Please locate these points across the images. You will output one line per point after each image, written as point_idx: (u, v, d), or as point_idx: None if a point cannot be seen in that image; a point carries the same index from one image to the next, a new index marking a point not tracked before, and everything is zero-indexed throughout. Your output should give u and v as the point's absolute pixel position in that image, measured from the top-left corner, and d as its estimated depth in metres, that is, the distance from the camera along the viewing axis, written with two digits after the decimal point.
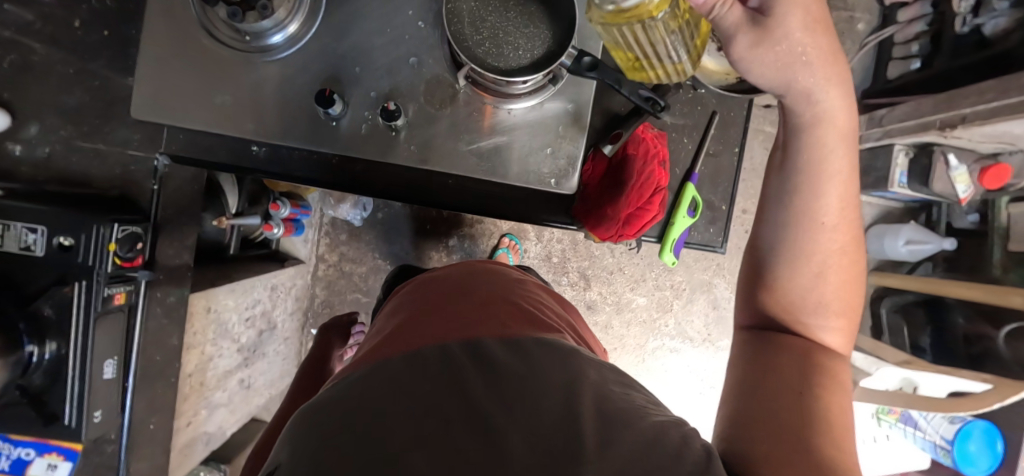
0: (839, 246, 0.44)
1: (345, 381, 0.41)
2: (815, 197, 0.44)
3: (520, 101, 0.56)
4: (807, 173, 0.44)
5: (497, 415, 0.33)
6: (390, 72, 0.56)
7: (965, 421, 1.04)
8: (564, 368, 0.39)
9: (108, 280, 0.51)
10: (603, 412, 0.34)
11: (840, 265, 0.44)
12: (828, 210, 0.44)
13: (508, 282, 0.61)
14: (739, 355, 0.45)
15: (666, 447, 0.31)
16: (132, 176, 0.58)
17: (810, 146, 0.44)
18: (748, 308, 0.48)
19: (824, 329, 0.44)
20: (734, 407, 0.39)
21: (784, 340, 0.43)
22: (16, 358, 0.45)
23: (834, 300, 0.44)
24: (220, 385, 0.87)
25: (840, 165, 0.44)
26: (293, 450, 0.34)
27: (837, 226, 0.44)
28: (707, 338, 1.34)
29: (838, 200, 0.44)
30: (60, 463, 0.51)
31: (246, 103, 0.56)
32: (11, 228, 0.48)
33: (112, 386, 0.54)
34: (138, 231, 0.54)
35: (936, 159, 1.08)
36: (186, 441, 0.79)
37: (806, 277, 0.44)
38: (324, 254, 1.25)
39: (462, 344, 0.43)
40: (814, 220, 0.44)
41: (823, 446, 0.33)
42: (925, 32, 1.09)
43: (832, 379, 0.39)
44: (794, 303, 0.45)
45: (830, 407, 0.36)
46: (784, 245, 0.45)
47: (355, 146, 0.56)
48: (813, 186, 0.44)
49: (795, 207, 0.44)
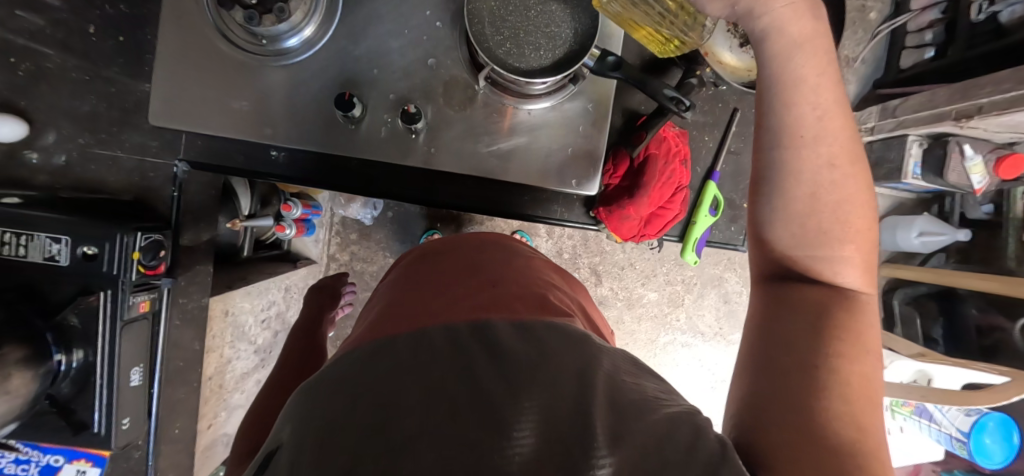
0: (828, 159, 0.38)
1: (350, 358, 0.41)
2: (788, 110, 0.38)
3: (541, 102, 0.56)
4: (777, 86, 0.38)
5: (504, 397, 0.31)
6: (408, 74, 0.56)
7: (982, 414, 1.07)
8: (576, 353, 0.37)
9: (133, 288, 0.51)
10: (617, 404, 0.32)
11: (835, 179, 0.38)
12: (806, 122, 0.38)
13: (514, 259, 0.59)
14: (751, 317, 0.41)
15: (676, 444, 0.29)
16: (150, 182, 0.59)
17: (773, 57, 0.38)
18: (759, 257, 0.43)
19: (835, 262, 0.39)
20: (746, 383, 0.36)
21: (795, 295, 0.38)
22: (45, 368, 0.46)
23: (840, 227, 0.39)
24: (238, 387, 0.88)
25: (812, 67, 0.37)
26: (298, 428, 0.34)
27: (821, 136, 0.38)
28: (718, 332, 1.34)
29: (814, 107, 0.38)
30: (90, 467, 0.54)
31: (263, 107, 0.55)
32: (35, 238, 0.48)
33: (140, 393, 0.54)
34: (160, 237, 0.54)
35: (952, 149, 1.06)
36: (208, 443, 0.80)
37: (800, 201, 0.39)
38: (335, 253, 1.25)
39: (470, 324, 0.41)
40: (793, 135, 0.38)
41: (837, 434, 0.31)
42: (939, 20, 1.04)
43: (852, 338, 0.35)
44: (793, 242, 0.40)
45: (847, 383, 0.33)
46: (772, 172, 0.40)
47: (374, 148, 0.56)
48: (781, 99, 0.38)
49: (769, 128, 0.39)
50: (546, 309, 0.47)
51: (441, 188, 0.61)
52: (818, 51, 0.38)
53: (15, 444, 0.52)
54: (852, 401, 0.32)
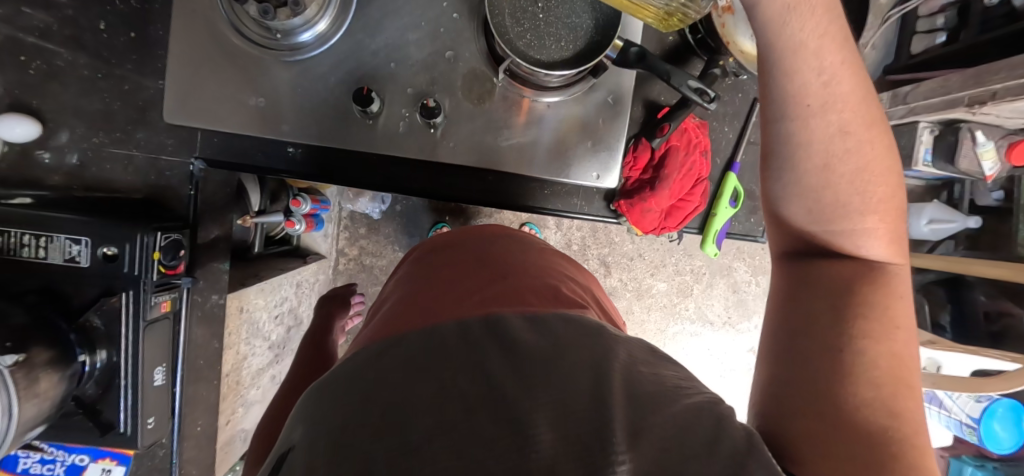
0: (840, 127, 0.37)
1: (363, 355, 0.40)
2: (790, 80, 0.36)
3: (560, 95, 0.55)
4: (776, 55, 0.36)
5: (519, 397, 0.30)
6: (425, 68, 0.55)
7: (992, 400, 1.08)
8: (591, 346, 0.36)
9: (155, 288, 0.50)
10: (635, 395, 0.31)
11: (848, 147, 0.37)
12: (810, 89, 0.36)
13: (525, 251, 0.58)
14: (772, 299, 0.40)
15: (699, 435, 0.29)
16: (167, 181, 0.58)
17: (769, 23, 0.35)
18: (777, 235, 0.42)
19: (857, 235, 0.38)
20: (767, 371, 0.36)
21: (812, 274, 0.37)
22: (72, 370, 0.46)
23: (859, 198, 0.37)
24: (254, 382, 0.89)
25: (811, 30, 0.35)
26: (310, 427, 0.34)
27: (829, 104, 0.36)
28: (727, 321, 1.35)
29: (818, 72, 0.36)
30: (114, 466, 0.54)
31: (279, 104, 0.54)
32: (55, 239, 0.47)
33: (162, 392, 0.54)
34: (179, 237, 0.54)
35: (963, 136, 1.06)
36: (226, 439, 0.81)
37: (813, 173, 0.37)
38: (344, 248, 1.24)
39: (482, 320, 0.40)
40: (799, 106, 0.37)
41: (865, 421, 0.31)
42: (952, 4, 1.03)
43: (879, 320, 0.34)
44: (809, 217, 0.39)
45: (872, 368, 0.33)
46: (780, 145, 0.38)
47: (392, 144, 0.55)
48: (783, 67, 0.36)
49: (773, 101, 0.38)
50: (557, 302, 0.46)
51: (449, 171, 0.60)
52: (817, 11, 0.35)
53: (40, 444, 0.52)
54: (881, 385, 0.32)
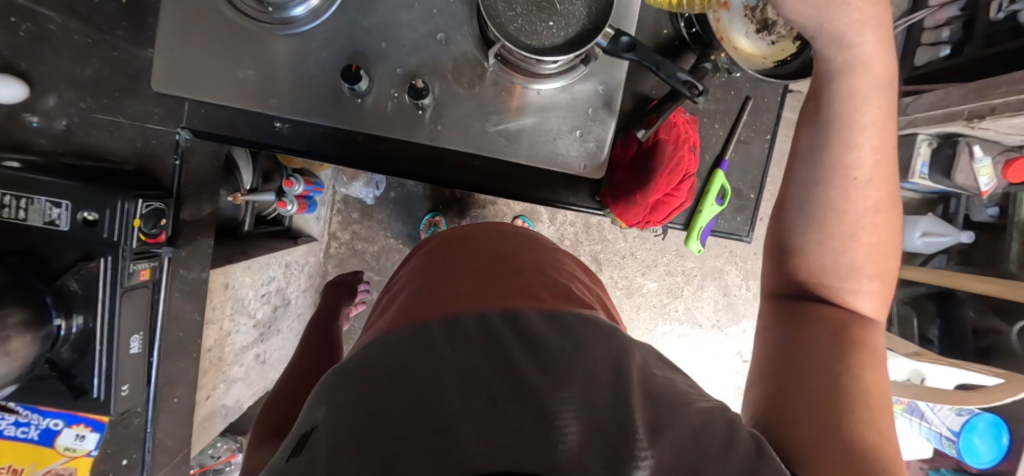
0: (874, 204, 0.39)
1: (381, 343, 0.41)
2: (846, 150, 0.38)
3: (552, 83, 0.55)
4: (836, 125, 0.38)
5: (543, 388, 0.31)
6: (417, 49, 0.54)
7: (973, 413, 1.09)
8: (607, 345, 0.37)
9: (134, 256, 0.50)
10: (652, 396, 0.32)
11: (876, 222, 0.39)
12: (863, 164, 0.38)
13: (537, 248, 0.58)
14: (764, 332, 0.41)
15: (713, 435, 0.29)
16: (153, 150, 0.57)
17: (841, 96, 0.37)
18: (779, 275, 0.44)
19: (857, 293, 0.39)
20: (765, 381, 0.36)
21: (815, 314, 0.38)
22: (45, 332, 0.46)
23: (873, 264, 0.39)
24: (237, 360, 0.89)
25: (880, 112, 0.37)
26: (334, 408, 0.34)
27: (872, 181, 0.38)
28: (716, 324, 1.35)
29: (874, 151, 0.38)
30: (88, 433, 0.54)
31: (266, 78, 0.54)
32: (35, 201, 0.47)
33: (139, 360, 0.54)
34: (162, 206, 0.53)
35: (961, 150, 1.05)
36: (206, 414, 0.81)
37: (838, 239, 0.39)
38: (336, 231, 1.24)
39: (502, 312, 0.41)
40: (846, 177, 0.38)
41: (868, 447, 0.30)
42: (958, 18, 1.02)
43: (869, 355, 0.35)
44: (822, 270, 0.40)
45: (868, 392, 0.33)
46: (812, 206, 0.40)
47: (381, 124, 0.55)
48: (842, 139, 0.38)
49: (820, 166, 0.39)
50: (570, 300, 0.46)
51: (447, 157, 0.60)
52: (887, 97, 0.37)
53: (15, 407, 0.53)
54: (873, 408, 0.32)
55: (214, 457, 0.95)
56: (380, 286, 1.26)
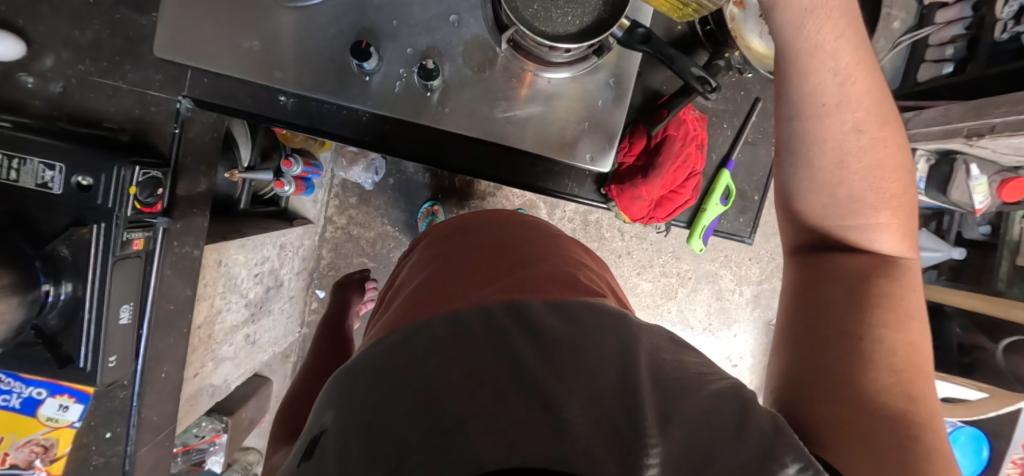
0: (853, 127, 0.37)
1: (385, 343, 0.40)
2: (807, 81, 0.37)
3: (562, 73, 0.54)
4: (794, 58, 0.37)
5: (550, 384, 0.30)
6: (428, 29, 0.54)
7: (955, 427, 1.13)
8: (615, 333, 0.37)
9: (128, 225, 0.49)
10: (661, 381, 0.32)
11: (862, 145, 0.37)
12: (828, 89, 0.36)
13: (544, 237, 0.57)
14: (787, 291, 0.40)
15: (726, 418, 0.29)
16: (152, 117, 0.55)
17: (785, 29, 0.36)
18: (793, 228, 0.43)
19: (869, 230, 0.38)
20: (786, 357, 0.36)
21: (834, 264, 0.37)
22: (32, 297, 0.44)
23: (873, 193, 0.38)
24: (227, 339, 0.87)
25: (829, 31, 0.35)
26: (341, 414, 0.33)
27: (844, 103, 0.36)
28: (708, 327, 1.35)
29: (836, 73, 0.36)
30: (72, 404, 0.52)
31: (273, 50, 0.53)
32: (28, 163, 0.46)
33: (127, 331, 0.53)
34: (160, 176, 0.52)
35: (958, 168, 1.07)
36: (193, 392, 0.80)
37: (827, 172, 0.38)
38: (333, 215, 1.23)
39: (506, 305, 0.41)
40: (814, 105, 0.37)
41: (894, 413, 0.30)
42: (962, 36, 1.02)
43: (894, 308, 0.34)
44: (825, 210, 0.39)
45: (893, 352, 0.32)
46: (793, 141, 0.39)
47: (388, 104, 0.54)
48: (797, 71, 0.37)
49: (788, 101, 0.38)
50: (576, 289, 0.46)
51: (456, 144, 0.60)
52: (835, 14, 0.35)
53: None
54: (899, 371, 0.32)
55: (197, 437, 0.94)
56: (375, 272, 1.25)
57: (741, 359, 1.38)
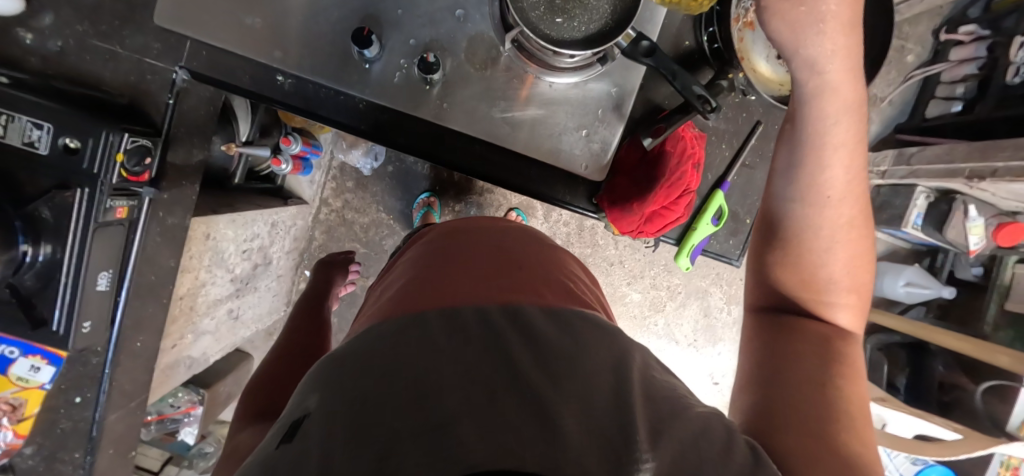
0: (847, 220, 0.40)
1: (376, 333, 0.39)
2: (821, 170, 0.39)
3: (563, 78, 0.54)
4: (808, 147, 0.39)
5: (543, 391, 0.30)
6: (433, 22, 0.53)
7: (927, 464, 1.13)
8: (608, 347, 0.37)
9: (112, 192, 0.48)
10: (653, 399, 0.32)
11: (850, 238, 0.41)
12: (835, 184, 0.39)
13: (538, 245, 0.57)
14: (748, 342, 0.42)
15: (713, 441, 0.29)
16: (147, 85, 0.54)
17: (813, 118, 0.39)
18: (758, 288, 0.45)
19: (836, 307, 0.41)
20: (756, 386, 0.36)
21: (799, 326, 0.40)
22: (8, 256, 0.44)
23: (847, 279, 0.41)
24: (210, 312, 0.87)
25: (852, 133, 0.39)
26: (326, 398, 0.33)
27: (845, 197, 0.40)
28: (693, 342, 1.35)
29: (846, 171, 0.39)
30: (44, 365, 0.52)
31: (274, 29, 0.52)
32: (15, 120, 0.45)
33: (105, 299, 0.53)
34: (149, 145, 0.51)
35: (957, 207, 1.06)
36: (170, 363, 0.80)
37: (817, 252, 0.41)
38: (328, 197, 1.22)
39: (502, 308, 0.40)
40: (819, 195, 0.40)
41: (859, 456, 0.30)
42: (974, 76, 1.02)
43: (850, 368, 0.36)
44: (800, 284, 0.42)
45: (851, 404, 0.33)
46: (788, 221, 0.42)
47: (386, 93, 0.54)
48: (815, 158, 0.39)
49: (797, 181, 0.41)
50: (570, 297, 0.46)
51: (452, 141, 0.59)
52: (859, 121, 0.39)
53: None
54: (854, 418, 0.32)
55: (173, 407, 0.95)
56: (365, 258, 1.25)
57: (722, 378, 1.38)
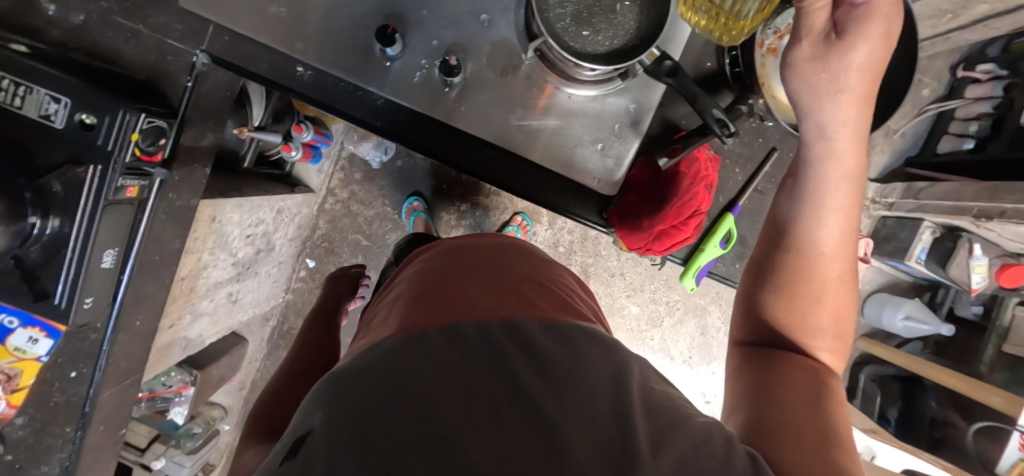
0: (836, 274, 0.44)
1: (377, 350, 0.39)
2: (819, 225, 0.43)
3: (582, 90, 0.54)
4: (809, 204, 0.44)
5: (544, 404, 0.30)
6: (457, 25, 0.53)
7: None
8: (606, 359, 0.37)
9: (124, 171, 0.48)
10: (652, 410, 0.32)
11: (837, 290, 0.44)
12: (829, 240, 0.44)
13: (536, 260, 0.57)
14: (738, 374, 0.43)
15: (713, 449, 0.28)
16: (166, 66, 0.54)
17: (817, 182, 0.43)
18: (746, 324, 0.48)
19: (816, 348, 0.44)
20: (750, 406, 0.38)
21: (786, 360, 0.42)
22: (16, 228, 0.44)
23: (829, 326, 0.44)
24: (209, 294, 0.86)
25: (847, 200, 0.43)
26: (329, 415, 0.33)
27: (836, 254, 0.44)
28: (687, 360, 1.35)
29: (840, 231, 0.43)
30: (42, 338, 0.51)
31: (298, 19, 0.52)
32: (34, 92, 0.45)
33: (108, 275, 0.53)
34: (165, 126, 0.51)
35: (961, 245, 1.07)
36: (166, 342, 0.80)
37: (807, 299, 0.44)
38: (334, 187, 1.22)
39: (502, 324, 0.40)
40: (815, 249, 0.44)
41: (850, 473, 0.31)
42: (988, 115, 1.00)
43: (835, 402, 0.38)
44: (790, 325, 0.44)
45: (841, 430, 0.35)
46: (783, 267, 0.45)
47: (405, 92, 0.54)
48: (814, 215, 0.44)
49: (795, 233, 0.45)
50: (567, 310, 0.46)
51: (466, 145, 0.59)
52: (853, 191, 0.44)
53: None
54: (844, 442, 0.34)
55: (164, 386, 0.95)
56: (367, 251, 1.25)
57: (714, 397, 1.37)
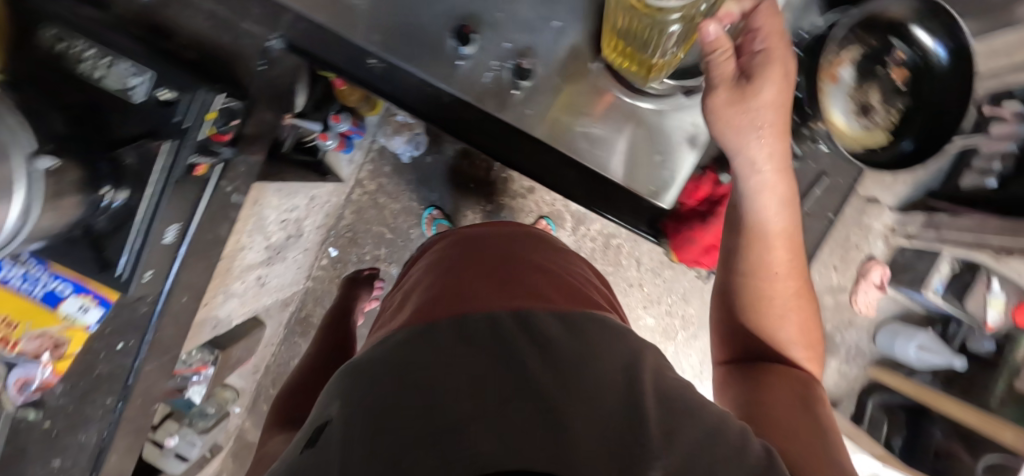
0: (793, 291, 0.49)
1: (392, 342, 0.40)
2: (766, 251, 0.49)
3: (647, 103, 0.55)
4: (753, 234, 0.49)
5: (552, 395, 0.31)
6: (532, 30, 0.54)
7: None
8: (619, 351, 0.37)
9: (195, 148, 0.49)
10: (664, 398, 0.33)
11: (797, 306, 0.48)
12: (778, 262, 0.48)
13: (550, 253, 0.57)
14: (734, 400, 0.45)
15: (724, 438, 0.29)
16: (241, 49, 0.55)
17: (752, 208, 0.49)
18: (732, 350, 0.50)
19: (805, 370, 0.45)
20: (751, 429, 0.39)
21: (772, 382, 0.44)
22: (90, 199, 0.43)
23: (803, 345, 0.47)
24: (241, 276, 0.87)
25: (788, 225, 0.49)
26: (344, 404, 0.34)
27: (788, 273, 0.49)
28: (698, 374, 1.35)
29: (786, 254, 0.49)
30: (92, 307, 0.53)
31: (378, 14, 0.53)
32: (117, 66, 0.46)
33: (167, 250, 0.53)
34: (237, 109, 0.54)
35: (980, 278, 1.05)
36: (199, 321, 0.80)
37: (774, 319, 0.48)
38: (363, 179, 1.23)
39: (513, 315, 0.40)
40: (770, 273, 0.48)
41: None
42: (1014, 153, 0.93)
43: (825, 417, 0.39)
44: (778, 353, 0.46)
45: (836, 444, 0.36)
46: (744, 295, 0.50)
47: (472, 91, 0.55)
48: (761, 243, 0.49)
49: (750, 261, 0.50)
50: (579, 303, 0.46)
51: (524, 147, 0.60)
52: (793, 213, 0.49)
53: (23, 258, 0.51)
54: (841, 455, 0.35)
55: (185, 364, 0.93)
56: (390, 243, 1.26)
57: None
